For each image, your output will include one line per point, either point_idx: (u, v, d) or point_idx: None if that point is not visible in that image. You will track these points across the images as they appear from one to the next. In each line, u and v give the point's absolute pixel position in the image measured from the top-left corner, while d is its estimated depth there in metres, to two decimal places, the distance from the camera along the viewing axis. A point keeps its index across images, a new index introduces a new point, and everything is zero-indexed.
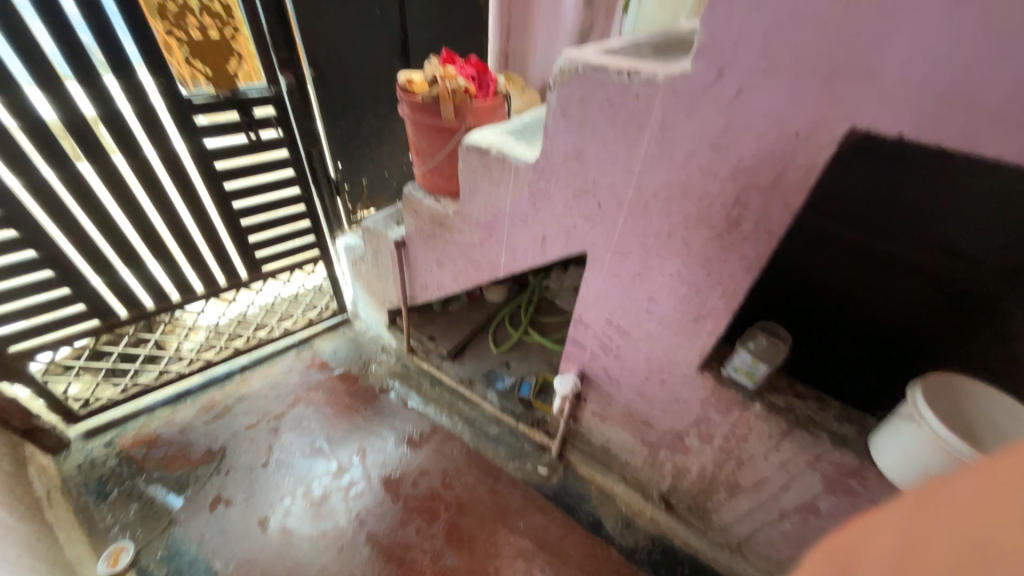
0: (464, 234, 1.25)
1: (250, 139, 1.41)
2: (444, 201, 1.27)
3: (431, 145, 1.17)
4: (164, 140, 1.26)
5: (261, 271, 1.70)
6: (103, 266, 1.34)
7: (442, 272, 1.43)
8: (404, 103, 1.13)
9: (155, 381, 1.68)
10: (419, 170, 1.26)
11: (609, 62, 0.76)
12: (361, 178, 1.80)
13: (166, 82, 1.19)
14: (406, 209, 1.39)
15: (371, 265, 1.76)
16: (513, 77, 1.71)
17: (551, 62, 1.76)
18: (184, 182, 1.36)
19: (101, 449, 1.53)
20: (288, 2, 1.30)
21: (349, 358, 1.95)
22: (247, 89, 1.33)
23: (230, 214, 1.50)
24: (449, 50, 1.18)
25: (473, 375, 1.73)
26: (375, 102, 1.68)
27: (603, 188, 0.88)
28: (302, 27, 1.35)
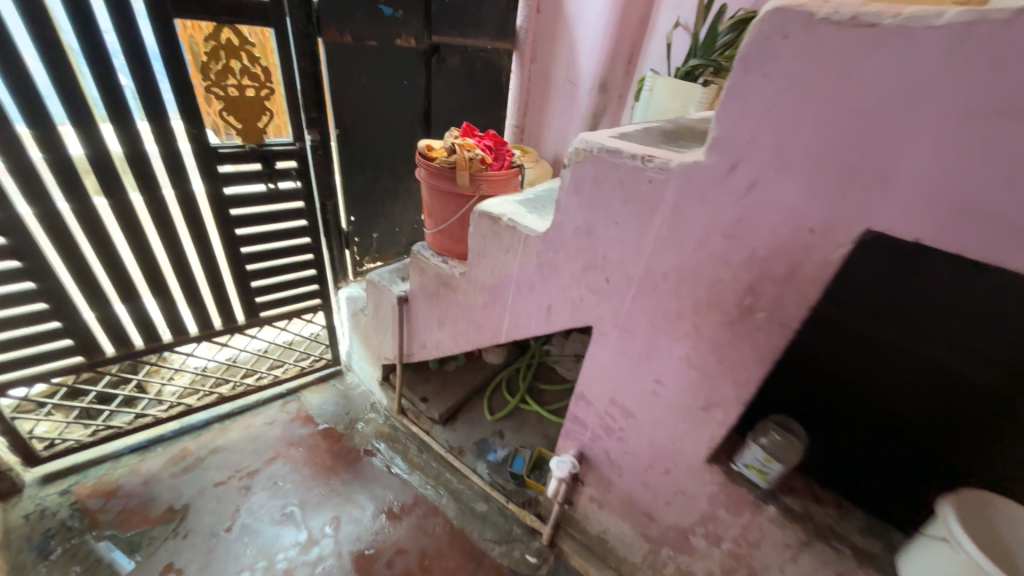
0: (467, 297, 1.23)
1: (268, 189, 1.44)
2: (451, 262, 1.27)
3: (444, 208, 1.19)
4: (185, 184, 1.29)
5: (259, 317, 1.67)
6: (99, 300, 1.32)
7: (442, 333, 1.40)
8: (422, 167, 1.16)
9: (129, 425, 1.58)
10: (429, 231, 1.28)
11: (624, 147, 0.78)
12: (371, 232, 1.83)
13: (196, 131, 1.24)
14: (412, 267, 1.39)
15: (370, 318, 1.74)
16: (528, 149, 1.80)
17: (564, 138, 1.86)
18: (197, 225, 1.37)
19: (55, 498, 1.43)
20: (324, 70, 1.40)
21: (336, 414, 1.86)
22: (274, 143, 1.39)
23: (238, 258, 1.50)
24: (469, 123, 1.24)
25: (464, 444, 1.64)
26: (394, 163, 1.75)
27: (612, 264, 0.87)
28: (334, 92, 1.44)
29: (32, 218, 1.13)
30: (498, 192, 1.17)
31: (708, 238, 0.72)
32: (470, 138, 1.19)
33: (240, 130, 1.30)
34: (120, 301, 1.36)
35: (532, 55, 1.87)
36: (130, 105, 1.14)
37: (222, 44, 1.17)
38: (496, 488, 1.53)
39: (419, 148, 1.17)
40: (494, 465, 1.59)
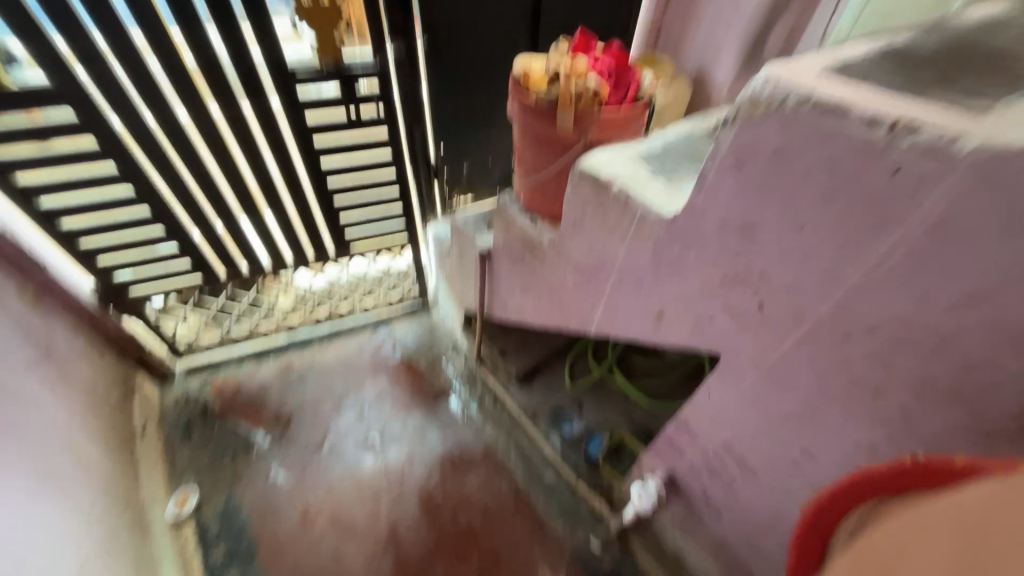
0: (557, 272, 1.00)
1: (349, 116, 1.30)
2: (541, 225, 1.03)
3: (538, 156, 0.92)
4: (265, 111, 1.21)
5: (349, 249, 1.66)
6: (202, 221, 1.37)
7: (525, 299, 1.21)
8: (514, 100, 0.88)
9: (247, 333, 1.76)
10: (520, 182, 1.03)
11: (853, 101, 0.43)
12: None
13: (270, 49, 1.11)
14: (497, 221, 1.18)
15: (454, 263, 1.61)
16: (661, 65, 1.36)
17: (720, 41, 1.32)
18: (282, 151, 1.31)
19: (195, 388, 1.67)
20: None
21: (420, 349, 1.87)
22: (353, 59, 1.22)
23: (324, 191, 1.44)
24: (584, 32, 0.89)
25: (538, 410, 1.54)
26: None
27: (775, 286, 0.57)
28: None
29: (134, 144, 1.14)
30: (612, 138, 0.85)
31: (997, 297, 0.39)
32: (582, 58, 0.86)
33: (316, 43, 1.14)
34: (222, 227, 1.42)
35: None
36: (201, 17, 1.02)
37: None
38: (565, 464, 1.43)
39: (512, 71, 0.87)
40: (567, 440, 1.46)
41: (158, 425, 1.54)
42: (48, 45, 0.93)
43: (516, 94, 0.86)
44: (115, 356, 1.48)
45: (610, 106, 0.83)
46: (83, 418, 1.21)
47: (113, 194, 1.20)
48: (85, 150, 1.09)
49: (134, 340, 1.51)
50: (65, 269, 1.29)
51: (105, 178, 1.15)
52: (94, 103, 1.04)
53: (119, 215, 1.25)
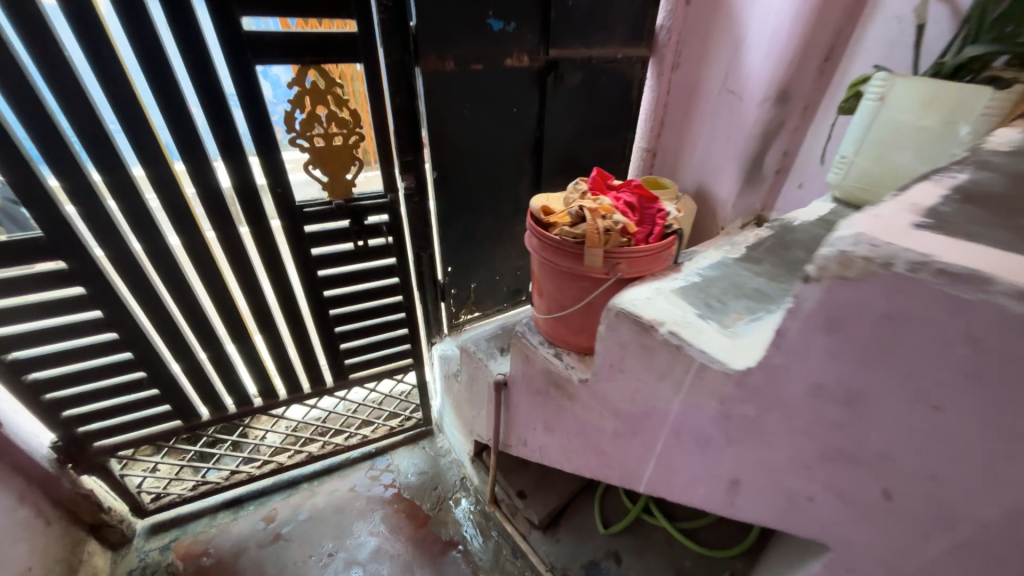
0: (591, 416, 0.87)
1: (357, 246, 1.26)
2: (567, 358, 0.92)
3: (563, 291, 0.85)
4: (268, 244, 1.17)
5: (347, 379, 1.51)
6: (181, 350, 1.21)
7: (551, 439, 1.05)
8: (534, 237, 0.84)
9: (226, 480, 1.53)
10: (542, 315, 0.94)
11: (993, 269, 0.35)
12: (469, 283, 1.58)
13: (278, 189, 1.10)
14: (514, 350, 1.07)
15: (462, 387, 1.47)
16: (666, 183, 1.38)
17: (716, 164, 1.38)
18: (283, 284, 1.24)
19: (156, 554, 1.40)
20: (421, 104, 1.17)
21: (424, 486, 1.63)
22: (364, 195, 1.21)
23: (325, 320, 1.34)
24: (601, 169, 0.87)
25: (567, 564, 1.28)
26: (497, 204, 1.47)
27: (906, 472, 0.45)
28: (430, 130, 1.20)
29: (122, 282, 1.06)
30: (643, 271, 0.79)
31: None
32: (602, 195, 0.84)
33: (327, 184, 1.13)
34: (205, 355, 1.26)
35: (673, 61, 1.43)
36: (209, 157, 1.02)
37: (309, 90, 1.01)
38: None
39: (531, 209, 0.84)
40: None
41: None
42: (37, 181, 0.88)
43: (538, 232, 0.82)
44: (64, 524, 1.24)
45: (638, 241, 0.78)
46: None
47: (94, 339, 1.09)
48: (69, 298, 1.01)
49: (92, 501, 1.29)
50: (23, 424, 1.13)
51: (87, 324, 1.06)
52: (86, 247, 0.98)
53: (97, 362, 1.13)
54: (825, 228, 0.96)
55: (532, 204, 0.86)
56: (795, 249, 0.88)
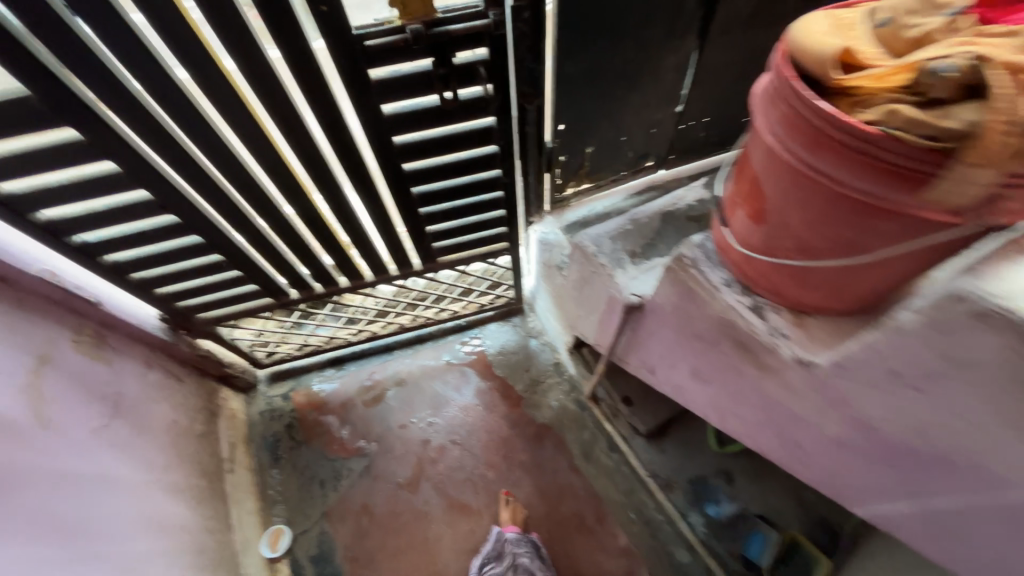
0: (797, 404, 0.59)
1: (443, 100, 0.83)
2: (775, 317, 0.59)
3: (818, 225, 0.48)
4: (320, 98, 0.78)
5: (437, 263, 1.29)
6: (239, 220, 0.98)
7: (699, 389, 0.81)
8: (800, 120, 0.43)
9: (326, 344, 1.55)
10: (745, 247, 0.58)
11: None
12: (585, 147, 1.17)
13: (322, 9, 0.66)
14: (666, 274, 0.75)
15: (568, 284, 1.22)
16: None
17: None
18: (353, 160, 0.92)
19: (280, 400, 1.55)
20: None
21: (516, 366, 1.55)
22: (453, 15, 0.72)
23: (408, 202, 1.05)
24: None
25: (671, 477, 1.22)
26: (647, 21, 0.94)
27: None
28: None
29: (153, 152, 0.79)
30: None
31: None
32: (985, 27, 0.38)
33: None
34: (265, 223, 1.02)
35: None
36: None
37: None
38: (710, 555, 1.13)
39: (808, 57, 0.41)
40: (713, 526, 1.14)
41: (246, 445, 1.45)
42: None
43: (823, 112, 0.41)
44: (195, 378, 1.34)
45: None
46: (164, 471, 1.10)
47: (155, 222, 0.92)
48: (105, 177, 0.79)
49: (212, 359, 1.37)
50: (122, 299, 1.10)
51: (139, 206, 0.86)
52: (86, 104, 0.69)
53: (167, 245, 0.98)
54: None
55: (807, 42, 0.42)
56: None
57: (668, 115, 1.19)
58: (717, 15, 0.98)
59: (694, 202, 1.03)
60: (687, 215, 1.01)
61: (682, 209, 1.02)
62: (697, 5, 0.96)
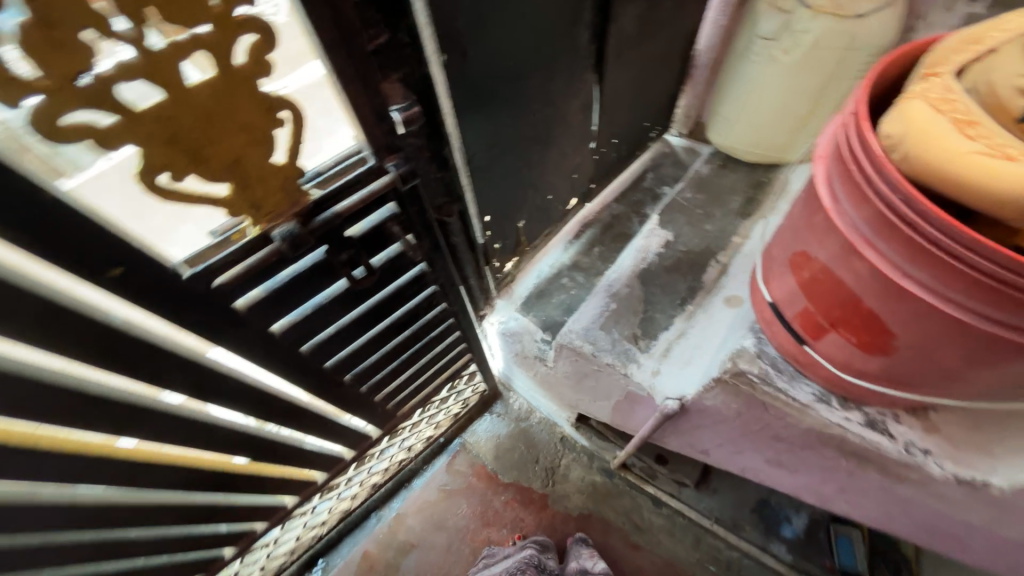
0: (958, 510, 0.49)
1: (353, 281, 0.57)
2: (899, 427, 0.49)
3: (986, 362, 0.36)
4: (164, 364, 0.49)
5: (398, 418, 1.03)
6: (98, 550, 0.61)
7: (780, 474, 0.71)
8: (959, 264, 0.31)
9: (291, 554, 1.20)
10: (850, 372, 0.46)
11: None
12: (516, 223, 1.00)
13: (114, 273, 0.38)
14: (718, 386, 0.62)
15: (559, 375, 1.04)
16: None
17: None
18: (247, 396, 0.62)
19: None
20: None
21: (522, 463, 1.34)
22: (338, 185, 0.47)
23: (343, 389, 0.77)
24: None
25: (737, 517, 1.15)
26: (548, 77, 0.78)
27: None
28: None
29: None
30: None
31: None
32: None
33: (236, 201, 0.40)
34: (140, 527, 0.66)
35: None
36: None
37: None
38: None
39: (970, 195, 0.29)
40: (797, 549, 1.10)
41: None
42: None
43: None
44: None
45: None
46: None
47: None
48: None
49: None
50: None
51: None
52: None
53: None
54: None
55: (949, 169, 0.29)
56: None
57: (584, 156, 1.06)
58: (611, 43, 0.85)
59: (661, 248, 0.92)
60: (663, 268, 0.89)
61: (654, 261, 0.90)
62: (590, 41, 0.81)
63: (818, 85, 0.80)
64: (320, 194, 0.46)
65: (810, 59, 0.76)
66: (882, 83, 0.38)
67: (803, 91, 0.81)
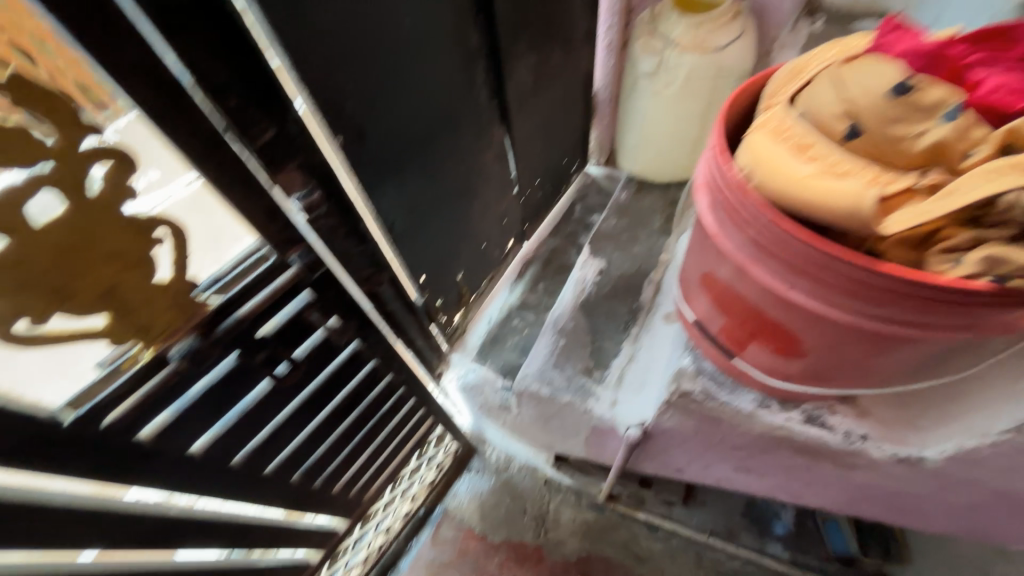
0: (910, 486, 0.51)
1: (278, 377, 0.54)
2: (836, 417, 0.50)
3: (887, 350, 0.38)
4: (64, 530, 0.42)
5: (366, 503, 0.95)
6: None
7: (752, 479, 0.71)
8: (829, 273, 0.33)
9: None
10: (779, 376, 0.48)
11: None
12: (454, 276, 0.99)
13: None
14: (670, 408, 0.62)
15: (526, 420, 1.02)
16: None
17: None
18: (180, 531, 0.55)
19: None
20: None
21: (510, 518, 1.27)
22: (241, 284, 0.45)
23: (294, 492, 0.71)
24: (894, 27, 0.33)
25: (730, 525, 1.13)
26: (455, 137, 0.80)
27: None
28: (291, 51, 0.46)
29: None
30: None
31: None
32: (973, 132, 0.29)
33: (119, 326, 0.38)
34: None
35: None
36: None
37: None
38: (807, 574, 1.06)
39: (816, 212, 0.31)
40: (793, 545, 1.08)
41: None
42: None
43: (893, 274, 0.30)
44: None
45: None
46: None
47: None
48: None
49: None
50: None
51: None
52: None
53: None
54: None
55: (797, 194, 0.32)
56: None
57: (510, 201, 1.09)
58: (511, 97, 0.90)
59: (597, 277, 0.94)
60: (602, 295, 0.91)
61: (593, 290, 0.93)
62: (489, 97, 0.85)
63: (700, 109, 0.88)
64: (219, 300, 0.43)
65: (688, 89, 0.85)
66: (741, 111, 0.42)
67: (689, 115, 0.89)
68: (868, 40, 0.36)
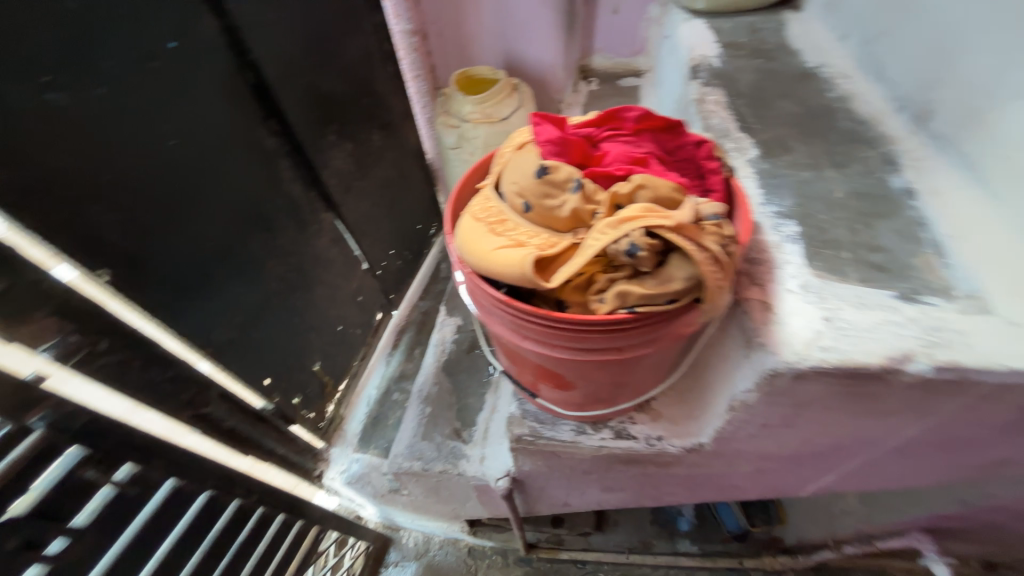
0: (713, 467, 0.58)
1: (51, 560, 0.46)
2: (636, 425, 0.57)
3: (622, 368, 0.44)
4: None
5: None
6: None
7: (618, 495, 0.75)
8: (538, 325, 0.38)
9: None
10: (574, 405, 0.53)
11: None
12: (311, 367, 0.96)
13: None
14: (518, 454, 0.64)
15: (418, 497, 0.98)
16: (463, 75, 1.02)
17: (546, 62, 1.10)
18: None
19: None
20: None
21: None
22: None
23: None
24: (539, 121, 0.42)
25: (642, 536, 1.17)
26: (272, 235, 0.79)
27: None
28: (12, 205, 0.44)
29: None
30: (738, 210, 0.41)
31: None
32: (593, 196, 0.37)
33: None
34: None
35: None
36: None
37: None
38: (715, 562, 1.13)
39: (505, 279, 0.36)
40: (698, 537, 1.15)
41: None
42: None
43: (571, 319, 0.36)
44: None
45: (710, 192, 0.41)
46: None
47: None
48: None
49: None
50: None
51: None
52: None
53: None
54: (748, 55, 0.75)
55: (490, 267, 0.37)
56: (779, 101, 0.65)
57: (361, 278, 1.09)
58: (331, 185, 0.92)
59: (455, 334, 0.98)
60: (461, 352, 0.94)
61: (453, 349, 0.95)
62: (305, 190, 0.87)
63: None
64: None
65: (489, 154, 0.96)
66: (471, 195, 0.48)
67: None
68: (530, 131, 0.45)
